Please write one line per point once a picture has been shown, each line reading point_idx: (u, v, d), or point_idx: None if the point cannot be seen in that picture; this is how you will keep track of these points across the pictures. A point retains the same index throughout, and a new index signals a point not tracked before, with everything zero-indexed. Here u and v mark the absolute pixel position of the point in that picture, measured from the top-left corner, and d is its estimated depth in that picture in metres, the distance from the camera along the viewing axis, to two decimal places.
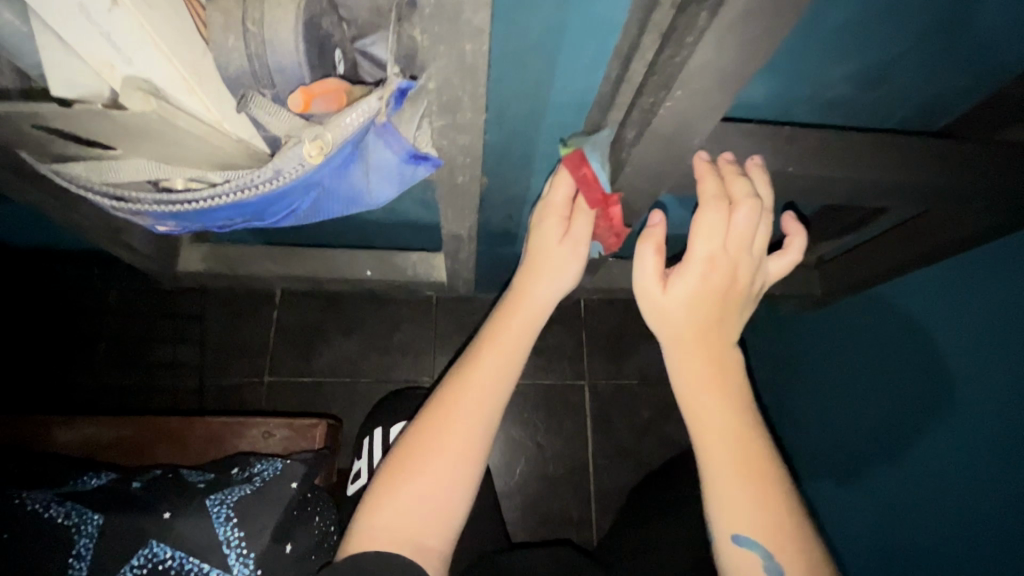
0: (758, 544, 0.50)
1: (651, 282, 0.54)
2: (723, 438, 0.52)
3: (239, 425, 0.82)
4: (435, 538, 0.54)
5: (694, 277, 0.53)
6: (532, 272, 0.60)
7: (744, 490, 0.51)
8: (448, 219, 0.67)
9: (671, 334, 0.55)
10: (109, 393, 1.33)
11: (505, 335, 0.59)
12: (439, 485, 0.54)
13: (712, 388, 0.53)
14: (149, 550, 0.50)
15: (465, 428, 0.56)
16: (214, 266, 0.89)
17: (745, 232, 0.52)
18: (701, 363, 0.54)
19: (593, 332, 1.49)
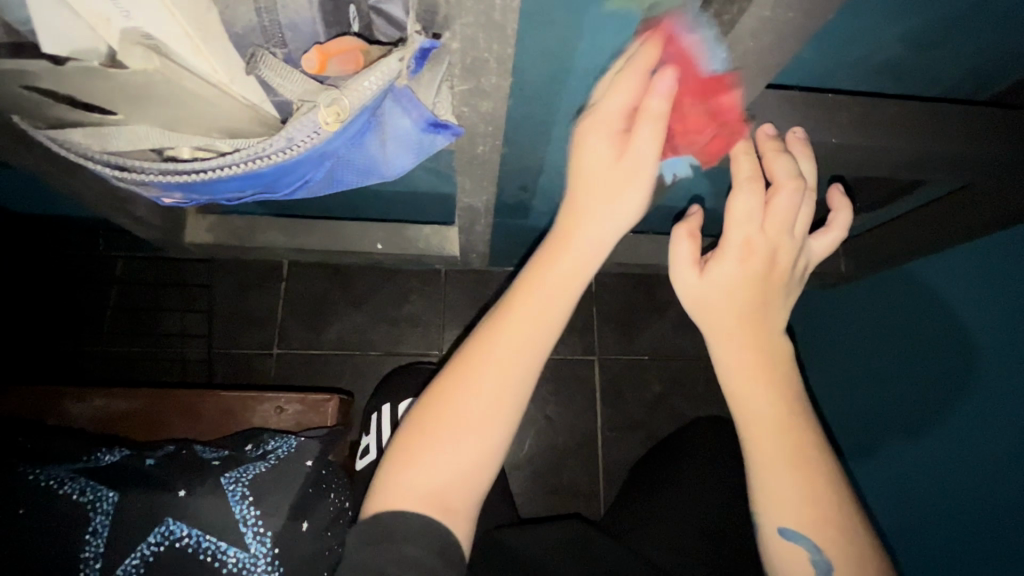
0: (805, 536, 0.50)
1: (686, 271, 0.51)
2: (769, 431, 0.50)
3: (251, 400, 0.81)
4: (459, 502, 0.47)
5: (737, 263, 0.49)
6: (576, 211, 0.49)
7: (792, 484, 0.50)
8: (465, 192, 0.64)
9: (711, 322, 0.51)
10: (119, 362, 1.33)
11: (550, 275, 0.49)
12: (460, 454, 0.47)
13: (757, 382, 0.51)
14: (166, 528, 0.50)
15: (496, 375, 0.47)
16: (220, 237, 0.87)
17: (787, 214, 0.49)
18: (748, 356, 0.50)
19: (604, 307, 1.47)
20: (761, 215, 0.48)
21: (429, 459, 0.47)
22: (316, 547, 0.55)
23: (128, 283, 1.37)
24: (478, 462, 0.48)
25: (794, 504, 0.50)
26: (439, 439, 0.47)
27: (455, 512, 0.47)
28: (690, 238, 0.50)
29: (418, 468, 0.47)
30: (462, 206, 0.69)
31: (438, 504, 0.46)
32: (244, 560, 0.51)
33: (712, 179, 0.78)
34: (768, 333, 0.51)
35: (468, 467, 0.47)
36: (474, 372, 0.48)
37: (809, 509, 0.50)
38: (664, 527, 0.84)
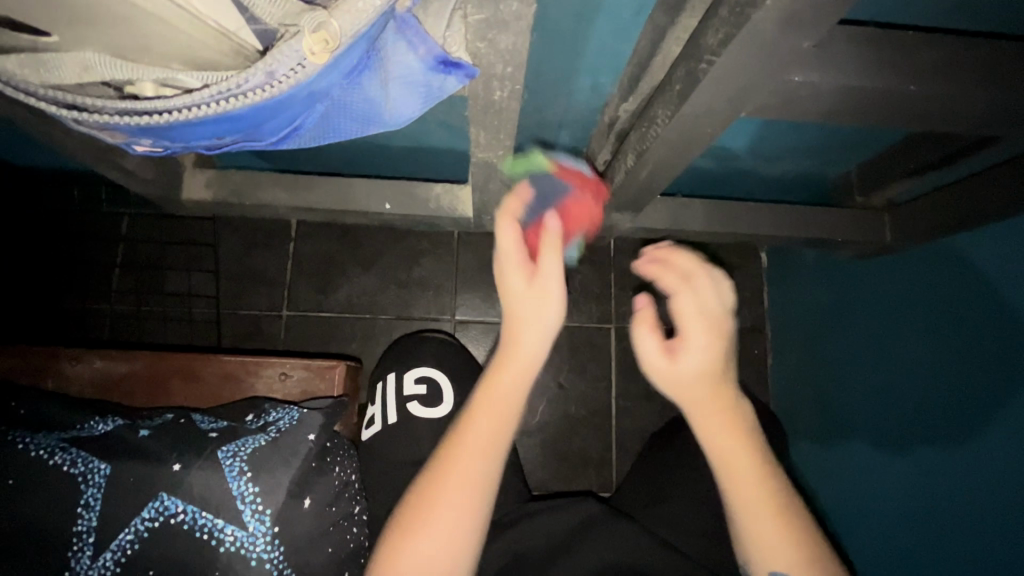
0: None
1: (657, 360, 0.53)
2: (747, 482, 0.52)
3: (255, 365, 0.78)
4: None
5: (700, 338, 0.52)
6: (511, 321, 0.52)
7: (783, 537, 0.52)
8: (479, 146, 0.58)
9: (688, 397, 0.53)
10: (127, 320, 1.31)
11: (494, 395, 0.52)
12: (456, 517, 0.49)
13: (741, 446, 0.53)
14: (160, 504, 0.48)
15: (459, 484, 0.50)
16: (219, 193, 0.82)
17: (728, 288, 0.54)
18: (723, 420, 0.53)
19: (622, 272, 1.41)
20: (711, 287, 0.54)
21: (424, 518, 0.49)
22: (318, 524, 0.53)
23: (133, 241, 1.34)
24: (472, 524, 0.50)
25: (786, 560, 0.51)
26: (433, 499, 0.49)
27: None
28: (650, 331, 0.53)
29: (417, 524, 0.49)
30: (475, 161, 0.62)
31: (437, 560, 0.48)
32: (242, 539, 0.48)
33: (756, 132, 0.70)
34: (731, 389, 0.54)
35: (464, 525, 0.50)
36: (459, 447, 0.51)
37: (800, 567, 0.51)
38: (682, 503, 0.82)
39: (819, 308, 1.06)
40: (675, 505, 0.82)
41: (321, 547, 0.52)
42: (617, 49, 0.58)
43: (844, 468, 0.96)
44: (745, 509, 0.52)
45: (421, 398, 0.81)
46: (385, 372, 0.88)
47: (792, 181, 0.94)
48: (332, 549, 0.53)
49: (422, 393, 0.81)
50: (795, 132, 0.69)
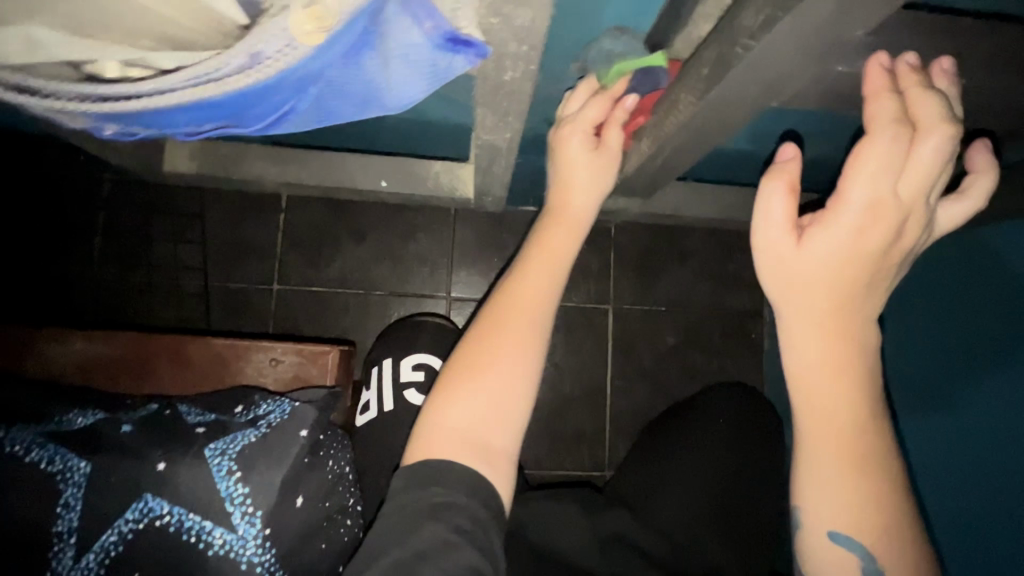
0: (856, 536, 0.46)
1: (779, 236, 0.42)
2: (838, 435, 0.44)
3: (244, 348, 0.75)
4: (501, 437, 0.50)
5: (847, 233, 0.40)
6: (567, 180, 0.60)
7: (848, 489, 0.45)
8: (485, 129, 0.54)
9: (803, 309, 0.42)
10: (110, 290, 1.27)
11: (552, 236, 0.58)
12: (499, 391, 0.50)
13: (844, 390, 0.43)
14: (144, 505, 0.45)
15: (519, 324, 0.53)
16: (205, 165, 0.77)
17: (930, 171, 0.38)
18: (835, 354, 0.43)
19: (622, 252, 1.39)
20: (900, 166, 0.38)
21: (470, 387, 0.50)
22: (312, 522, 0.51)
23: (115, 208, 1.28)
24: (516, 408, 0.51)
25: (843, 499, 0.45)
26: (478, 375, 0.51)
27: (495, 450, 0.50)
28: (787, 193, 0.42)
29: (460, 402, 0.50)
30: (479, 142, 0.58)
31: (474, 447, 0.49)
32: (232, 543, 0.46)
33: (779, 119, 0.66)
34: (860, 320, 0.43)
35: (503, 429, 0.50)
36: (518, 284, 0.55)
37: (863, 510, 0.45)
38: (678, 497, 0.81)
39: None
40: (674, 495, 0.81)
41: (315, 544, 0.51)
42: (637, 25, 0.53)
43: None
44: (818, 452, 0.45)
45: (416, 387, 0.79)
46: (381, 357, 0.86)
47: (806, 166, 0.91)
48: (325, 546, 0.52)
49: (420, 380, 0.79)
50: (818, 121, 0.66)
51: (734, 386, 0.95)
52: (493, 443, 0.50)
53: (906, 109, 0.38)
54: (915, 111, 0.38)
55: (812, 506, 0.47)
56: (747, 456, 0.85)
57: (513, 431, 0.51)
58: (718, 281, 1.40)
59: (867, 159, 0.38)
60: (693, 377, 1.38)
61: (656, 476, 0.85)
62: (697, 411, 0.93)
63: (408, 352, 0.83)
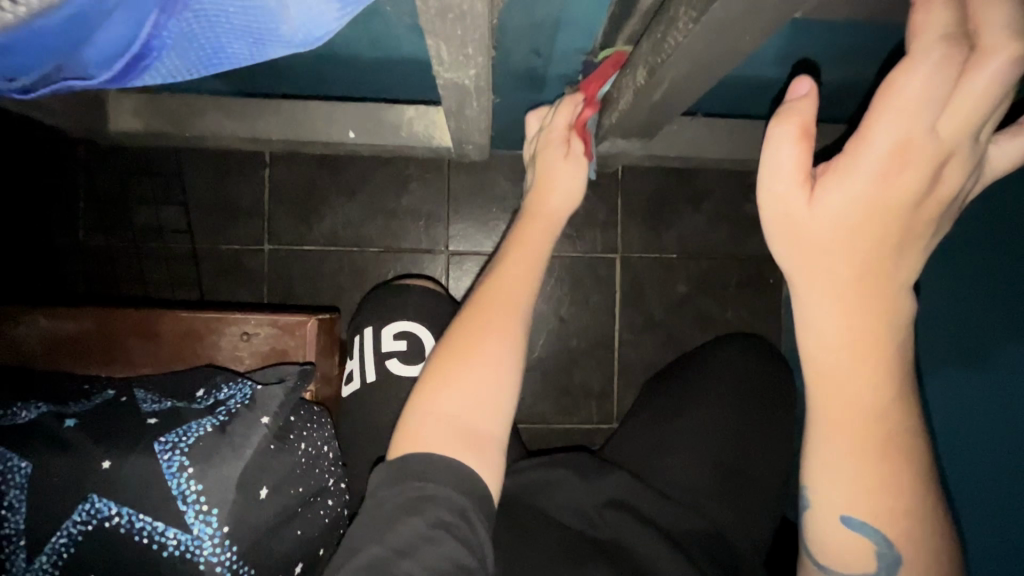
0: (873, 528, 0.40)
1: (791, 190, 0.34)
2: (860, 411, 0.37)
3: (216, 321, 0.70)
4: (486, 425, 0.48)
5: (869, 182, 0.32)
6: (541, 190, 0.63)
7: (869, 468, 0.39)
8: (443, 66, 0.45)
9: (819, 277, 0.35)
10: (99, 257, 1.24)
11: (529, 241, 0.59)
12: (491, 382, 0.49)
13: (869, 369, 0.36)
14: (90, 506, 0.42)
15: (502, 332, 0.51)
16: (154, 123, 0.70)
17: (987, 100, 0.29)
18: (863, 329, 0.35)
19: (630, 196, 1.29)
20: (943, 96, 0.30)
21: (460, 379, 0.48)
22: (277, 512, 0.48)
23: (94, 170, 1.23)
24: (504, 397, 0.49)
25: (861, 489, 0.39)
26: (467, 363, 0.49)
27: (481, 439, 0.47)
28: (801, 138, 0.34)
29: (450, 391, 0.48)
30: (441, 82, 0.49)
31: (466, 439, 0.46)
32: (187, 543, 0.43)
33: (806, 38, 0.55)
34: (897, 289, 0.35)
35: (489, 418, 0.48)
36: (500, 281, 0.54)
37: (882, 492, 0.39)
38: (685, 459, 0.78)
39: None
40: (680, 462, 0.78)
41: (288, 532, 0.49)
42: None
43: None
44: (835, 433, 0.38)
45: (401, 355, 0.76)
46: (361, 326, 0.81)
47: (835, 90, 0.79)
48: (301, 532, 0.50)
49: (401, 349, 0.76)
50: (853, 36, 0.55)
51: (743, 340, 0.90)
52: (480, 428, 0.47)
53: (961, 17, 0.29)
54: (977, 21, 0.29)
55: (827, 495, 0.40)
56: (751, 417, 0.81)
57: (498, 424, 0.49)
58: (734, 225, 1.30)
59: (898, 89, 0.30)
60: (706, 327, 1.32)
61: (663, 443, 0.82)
62: (710, 367, 0.87)
63: (391, 321, 0.78)
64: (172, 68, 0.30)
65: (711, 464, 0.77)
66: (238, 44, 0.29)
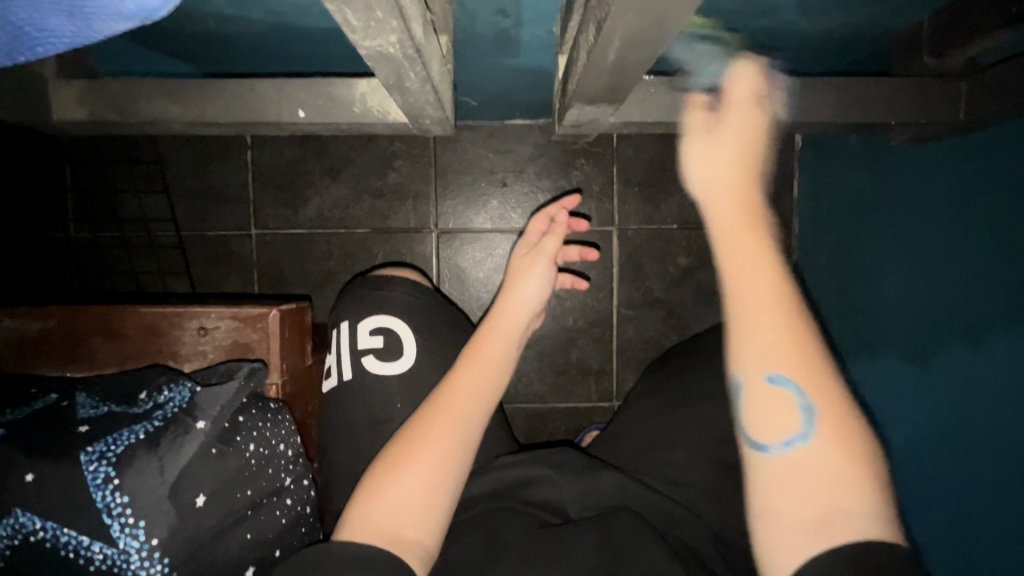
0: (795, 380, 0.41)
1: (696, 140, 0.46)
2: (754, 301, 0.42)
3: (176, 317, 0.68)
4: (412, 529, 0.53)
5: (725, 148, 0.46)
6: (508, 284, 0.67)
7: (765, 321, 0.42)
8: (357, 35, 0.40)
9: (726, 242, 0.44)
10: (90, 248, 1.24)
11: (488, 347, 0.62)
12: (420, 486, 0.54)
13: (754, 238, 0.43)
14: (15, 520, 0.41)
15: (439, 438, 0.56)
16: (97, 109, 0.66)
17: (748, 131, 0.46)
18: (741, 192, 0.44)
19: (627, 165, 1.23)
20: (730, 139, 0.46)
21: (390, 486, 0.53)
22: (217, 520, 0.47)
23: (77, 160, 1.22)
24: (436, 502, 0.55)
25: (774, 351, 0.42)
26: (399, 471, 0.54)
27: (406, 539, 0.52)
28: (700, 117, 0.47)
29: (382, 495, 0.53)
30: (364, 53, 0.44)
31: (388, 540, 0.51)
32: (114, 557, 0.42)
33: None
34: (762, 244, 0.43)
35: (418, 522, 0.53)
36: (456, 384, 0.59)
37: (772, 351, 0.42)
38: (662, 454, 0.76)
39: (861, 200, 0.96)
40: (669, 455, 0.78)
41: (234, 536, 0.48)
42: None
43: (869, 382, 0.90)
44: (750, 303, 0.42)
45: (376, 351, 0.74)
46: (338, 320, 0.79)
47: (837, 39, 0.71)
48: (252, 535, 0.50)
49: (378, 347, 0.74)
50: None
51: None
52: (406, 533, 0.52)
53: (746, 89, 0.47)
54: (734, 91, 0.47)
55: (753, 357, 0.42)
56: None
57: (428, 527, 0.54)
58: None
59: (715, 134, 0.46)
60: (710, 301, 1.26)
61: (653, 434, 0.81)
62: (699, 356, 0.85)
63: (367, 315, 0.76)
64: (5, 41, 0.27)
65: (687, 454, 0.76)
66: (57, 13, 0.25)
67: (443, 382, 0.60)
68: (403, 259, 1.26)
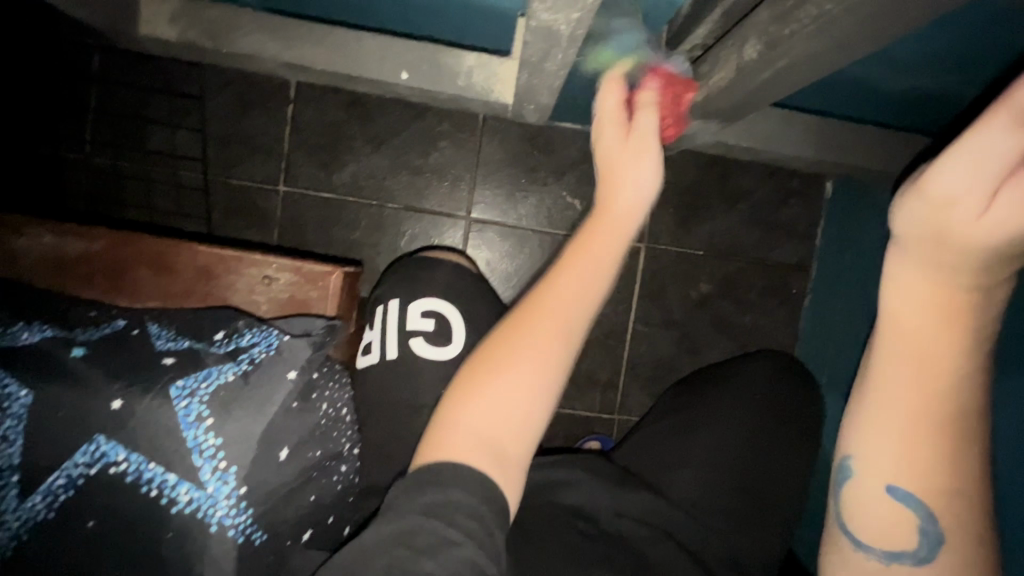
0: (916, 497, 0.42)
1: (957, 175, 0.34)
2: (894, 408, 0.41)
3: (235, 261, 0.65)
4: (513, 446, 0.49)
5: (981, 208, 0.35)
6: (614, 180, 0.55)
7: (899, 438, 0.41)
8: (544, 5, 0.39)
9: (908, 330, 0.40)
10: (103, 175, 1.17)
11: (592, 250, 0.53)
12: (519, 400, 0.49)
13: (949, 340, 0.39)
14: (97, 448, 0.38)
15: (536, 354, 0.50)
16: (187, 33, 0.62)
17: None
18: (943, 304, 0.39)
19: (666, 186, 1.25)
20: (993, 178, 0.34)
21: (490, 394, 0.49)
22: (296, 480, 0.45)
23: (105, 80, 1.15)
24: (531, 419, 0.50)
25: (904, 451, 0.41)
26: (496, 376, 0.49)
27: (508, 457, 0.49)
28: (990, 140, 0.33)
29: (472, 406, 0.49)
30: (533, 24, 0.43)
31: (482, 450, 0.48)
32: (201, 501, 0.40)
33: (962, 35, 0.50)
34: (961, 337, 0.39)
35: (517, 437, 0.49)
36: (554, 292, 0.51)
37: (907, 459, 0.41)
38: (692, 474, 0.75)
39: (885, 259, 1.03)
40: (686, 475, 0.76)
41: (303, 496, 0.45)
42: None
43: None
44: (883, 411, 0.41)
45: (427, 335, 0.71)
46: (384, 298, 0.75)
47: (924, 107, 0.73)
48: (315, 497, 0.47)
49: (428, 330, 0.71)
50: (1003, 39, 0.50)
51: (763, 356, 0.88)
52: (506, 450, 0.49)
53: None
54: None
55: (878, 460, 0.42)
56: (764, 433, 0.80)
57: (525, 442, 0.50)
58: (768, 228, 1.26)
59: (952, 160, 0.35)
60: (723, 332, 1.28)
61: (665, 451, 0.80)
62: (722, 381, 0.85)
63: (421, 299, 0.72)
64: None
65: (715, 480, 0.75)
66: None
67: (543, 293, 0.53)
68: (429, 241, 1.23)
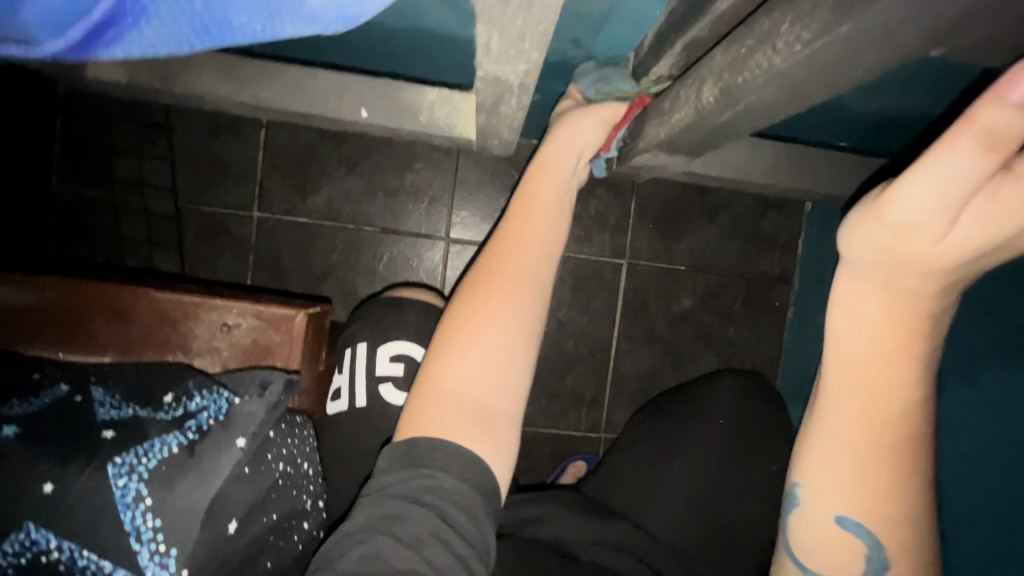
0: (863, 525, 0.41)
1: (925, 194, 0.30)
2: (841, 439, 0.40)
3: (195, 307, 0.63)
4: (498, 399, 0.49)
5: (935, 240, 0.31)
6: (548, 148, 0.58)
7: (846, 465, 0.41)
8: (488, 58, 0.38)
9: (855, 359, 0.38)
10: (70, 206, 1.14)
11: (540, 201, 0.56)
12: (497, 357, 0.49)
13: (901, 368, 0.37)
14: (26, 537, 0.37)
15: (506, 312, 0.50)
16: (137, 75, 0.60)
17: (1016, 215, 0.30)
18: (892, 328, 0.36)
19: (645, 201, 1.24)
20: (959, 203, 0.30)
21: (463, 359, 0.48)
22: (247, 552, 0.44)
23: (69, 109, 1.12)
24: (519, 371, 0.50)
25: (851, 480, 0.41)
26: (478, 329, 0.49)
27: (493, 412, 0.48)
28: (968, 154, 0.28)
29: (455, 364, 0.48)
30: (481, 74, 0.42)
31: (473, 415, 0.47)
32: None
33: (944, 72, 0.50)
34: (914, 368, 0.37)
35: (502, 393, 0.49)
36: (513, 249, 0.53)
37: (856, 491, 0.41)
38: (667, 507, 0.74)
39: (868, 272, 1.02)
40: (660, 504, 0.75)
41: (258, 565, 0.45)
42: None
43: None
44: (835, 435, 0.40)
45: (397, 380, 0.68)
46: (353, 340, 0.73)
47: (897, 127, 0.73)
48: (273, 563, 0.46)
49: (398, 375, 0.68)
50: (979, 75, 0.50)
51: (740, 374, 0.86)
52: (491, 405, 0.48)
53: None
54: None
55: (827, 486, 0.42)
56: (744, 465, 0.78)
57: (514, 392, 0.49)
58: (747, 241, 1.25)
59: (921, 175, 0.30)
60: (707, 346, 1.27)
61: (642, 478, 0.78)
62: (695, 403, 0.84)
63: (389, 340, 0.70)
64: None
65: (690, 511, 0.74)
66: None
67: (494, 243, 0.55)
68: (408, 262, 1.22)
